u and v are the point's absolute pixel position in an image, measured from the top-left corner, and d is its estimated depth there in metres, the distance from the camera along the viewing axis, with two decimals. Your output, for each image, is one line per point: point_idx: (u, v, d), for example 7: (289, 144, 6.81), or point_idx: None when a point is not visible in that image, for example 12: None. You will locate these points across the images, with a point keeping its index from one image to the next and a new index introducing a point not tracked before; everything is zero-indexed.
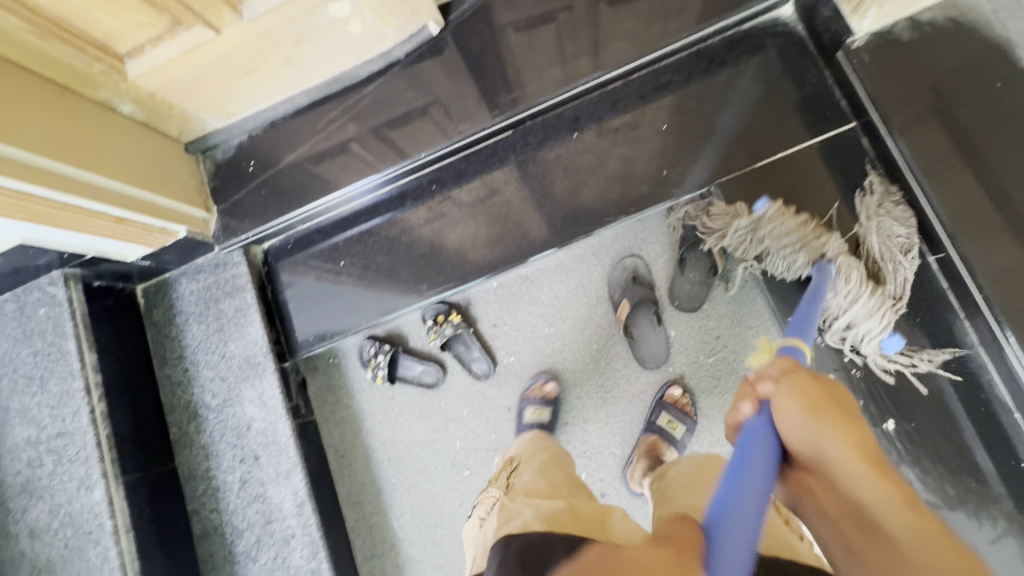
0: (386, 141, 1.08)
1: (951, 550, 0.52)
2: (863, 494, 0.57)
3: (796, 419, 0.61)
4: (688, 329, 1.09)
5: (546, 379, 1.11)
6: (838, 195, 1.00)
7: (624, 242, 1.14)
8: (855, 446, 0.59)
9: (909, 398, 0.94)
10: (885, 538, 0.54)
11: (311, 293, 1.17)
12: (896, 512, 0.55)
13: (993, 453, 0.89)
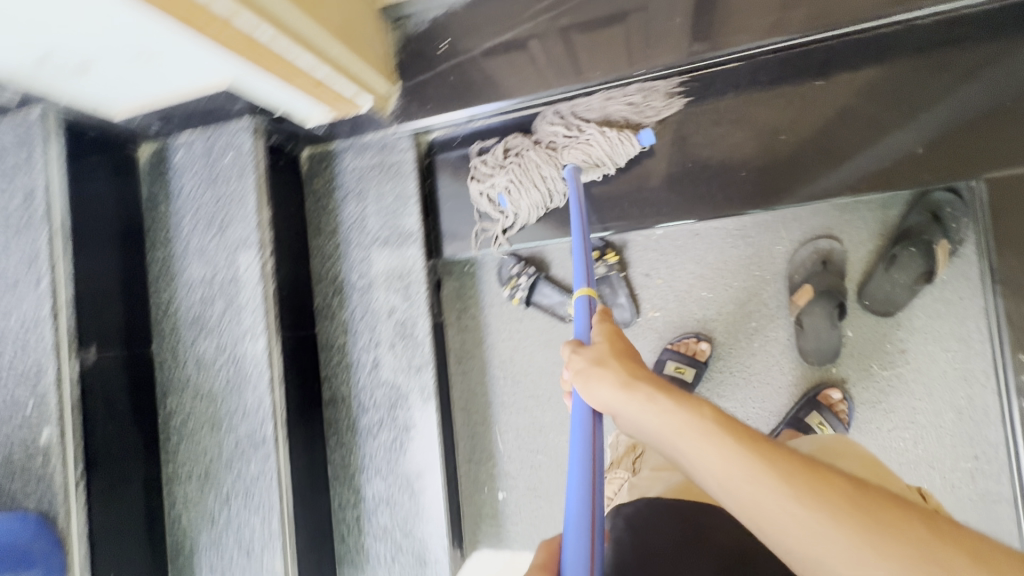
0: (596, 46, 0.95)
1: (741, 442, 0.53)
2: (652, 423, 0.60)
3: (586, 386, 0.68)
4: (869, 334, 0.99)
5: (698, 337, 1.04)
6: None
7: (823, 220, 1.01)
8: (617, 382, 0.65)
9: None
10: (689, 467, 0.55)
11: (467, 196, 1.11)
12: (675, 425, 0.58)
13: None
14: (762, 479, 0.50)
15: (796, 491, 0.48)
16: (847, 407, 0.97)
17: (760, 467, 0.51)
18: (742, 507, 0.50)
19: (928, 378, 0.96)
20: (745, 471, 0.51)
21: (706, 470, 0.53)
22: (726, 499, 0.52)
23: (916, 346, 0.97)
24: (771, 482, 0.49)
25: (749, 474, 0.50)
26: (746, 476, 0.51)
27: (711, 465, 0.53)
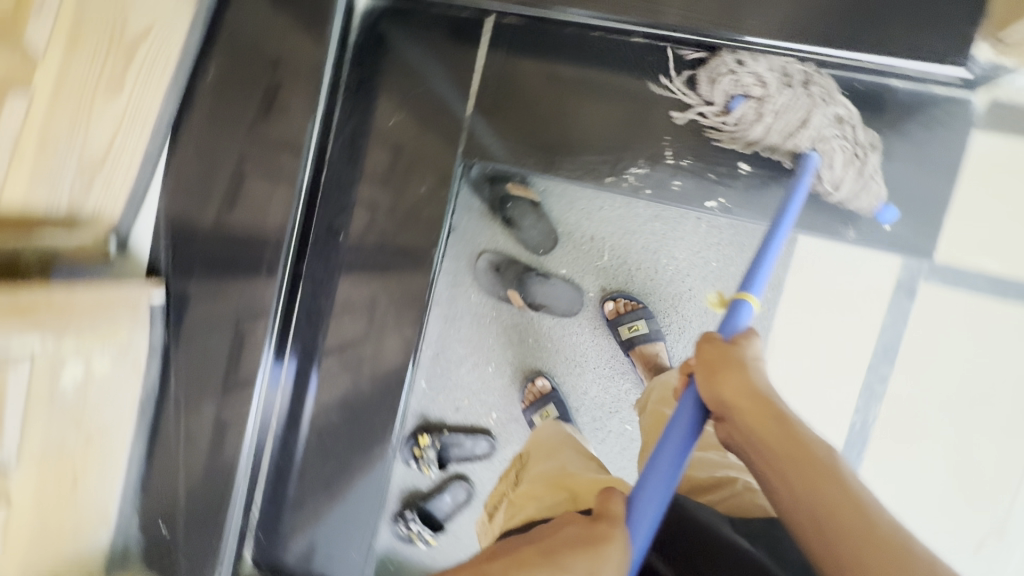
0: (229, 394, 1.04)
1: (859, 508, 0.48)
2: (769, 445, 0.54)
3: (706, 385, 0.62)
4: (569, 258, 1.10)
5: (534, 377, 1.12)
6: (555, 70, 1.00)
7: (463, 254, 1.14)
8: (751, 390, 0.58)
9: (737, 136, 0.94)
10: (790, 494, 0.51)
11: (315, 545, 1.13)
12: (798, 457, 0.52)
13: None
14: (871, 548, 0.45)
15: (852, 519, 0.47)
16: (625, 298, 1.07)
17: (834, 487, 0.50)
18: (793, 505, 0.50)
19: (625, 227, 1.07)
20: (819, 487, 0.50)
21: (779, 457, 0.53)
22: (780, 490, 0.52)
23: (592, 228, 1.08)
24: (833, 503, 0.48)
25: (825, 485, 0.50)
26: (815, 486, 0.50)
27: (791, 459, 0.52)
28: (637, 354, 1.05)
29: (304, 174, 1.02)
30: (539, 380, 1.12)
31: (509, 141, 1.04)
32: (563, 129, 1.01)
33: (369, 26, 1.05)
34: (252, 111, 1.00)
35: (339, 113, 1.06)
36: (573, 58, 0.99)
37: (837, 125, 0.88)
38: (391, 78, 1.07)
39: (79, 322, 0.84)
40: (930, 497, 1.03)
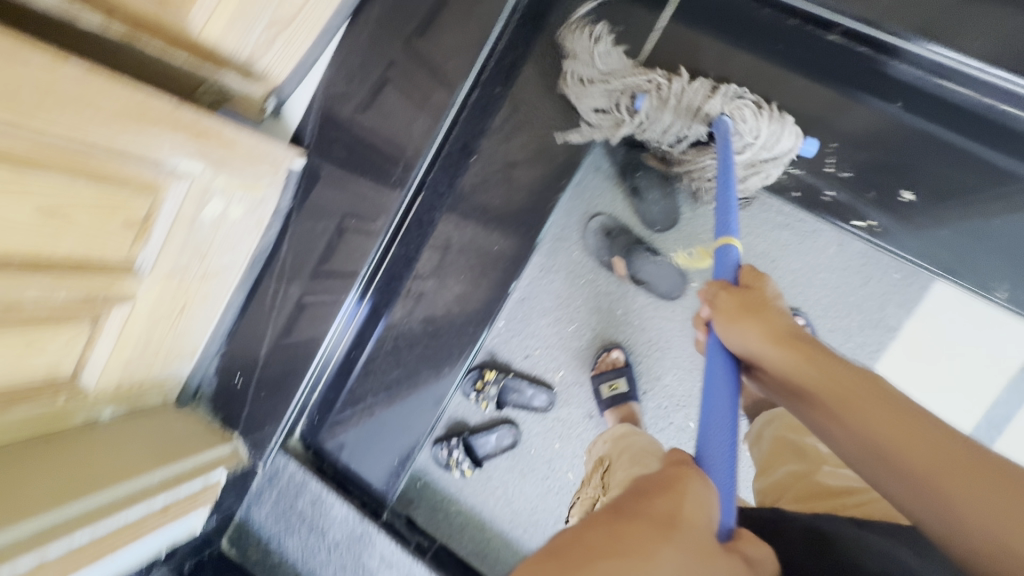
0: (328, 277, 1.08)
1: (956, 464, 0.49)
2: (821, 397, 0.58)
3: (730, 333, 0.67)
4: (683, 243, 1.10)
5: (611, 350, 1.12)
6: (739, 53, 0.99)
7: (578, 210, 1.15)
8: (768, 336, 0.64)
9: (906, 161, 0.94)
10: (857, 459, 0.55)
11: (359, 441, 1.18)
12: (859, 414, 0.55)
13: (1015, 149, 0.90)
14: (965, 502, 0.47)
15: (956, 478, 0.48)
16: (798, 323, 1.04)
17: (928, 454, 0.50)
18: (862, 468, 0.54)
19: (751, 227, 1.06)
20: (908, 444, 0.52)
21: (858, 434, 0.54)
22: (891, 484, 0.52)
23: (716, 221, 1.07)
24: (925, 468, 0.50)
25: (916, 447, 0.51)
26: (908, 442, 0.51)
27: (879, 423, 0.54)
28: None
29: (461, 91, 1.02)
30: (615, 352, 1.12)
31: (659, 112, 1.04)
32: None
33: None
34: (412, 25, 1.01)
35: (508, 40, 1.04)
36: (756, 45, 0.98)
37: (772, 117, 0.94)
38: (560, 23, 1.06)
39: (233, 164, 0.89)
40: None
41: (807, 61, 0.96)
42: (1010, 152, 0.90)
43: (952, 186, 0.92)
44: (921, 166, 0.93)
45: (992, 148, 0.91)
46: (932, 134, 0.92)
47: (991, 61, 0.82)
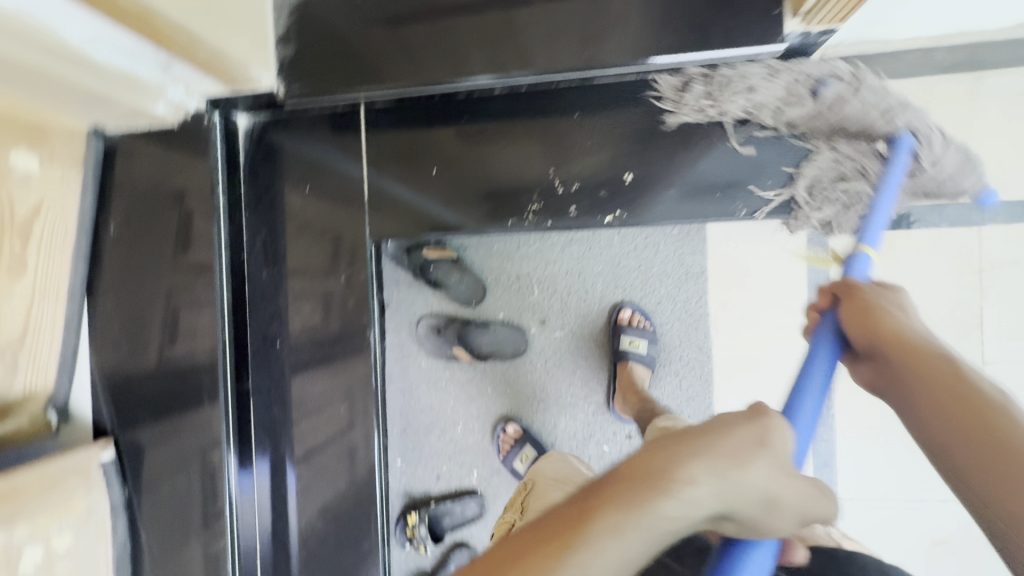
0: (205, 532, 1.02)
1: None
2: (929, 402, 0.58)
3: (853, 326, 0.67)
4: (502, 301, 1.14)
5: (504, 425, 1.13)
6: (442, 137, 1.05)
7: (403, 325, 1.17)
8: (907, 339, 0.63)
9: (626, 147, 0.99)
10: (953, 463, 0.54)
11: None
12: (965, 430, 0.54)
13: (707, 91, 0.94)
14: None
15: None
16: (639, 313, 1.10)
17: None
18: (952, 465, 0.55)
19: (546, 258, 1.11)
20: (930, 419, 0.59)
21: (940, 391, 0.58)
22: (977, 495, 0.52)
23: (517, 268, 1.13)
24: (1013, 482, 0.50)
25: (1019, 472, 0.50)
26: (1008, 465, 0.51)
27: (937, 389, 0.58)
28: (625, 368, 1.07)
29: (222, 298, 1.03)
30: (511, 426, 1.13)
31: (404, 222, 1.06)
32: (460, 192, 1.04)
33: (255, 141, 1.09)
34: (169, 245, 1.02)
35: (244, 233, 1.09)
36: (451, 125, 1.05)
37: (828, 73, 0.91)
38: (292, 172, 1.09)
39: (26, 510, 0.82)
40: None
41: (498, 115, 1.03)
42: (711, 103, 0.94)
43: (674, 157, 0.98)
44: (640, 149, 0.99)
45: (691, 109, 0.95)
46: (635, 120, 0.98)
47: (623, 54, 0.90)
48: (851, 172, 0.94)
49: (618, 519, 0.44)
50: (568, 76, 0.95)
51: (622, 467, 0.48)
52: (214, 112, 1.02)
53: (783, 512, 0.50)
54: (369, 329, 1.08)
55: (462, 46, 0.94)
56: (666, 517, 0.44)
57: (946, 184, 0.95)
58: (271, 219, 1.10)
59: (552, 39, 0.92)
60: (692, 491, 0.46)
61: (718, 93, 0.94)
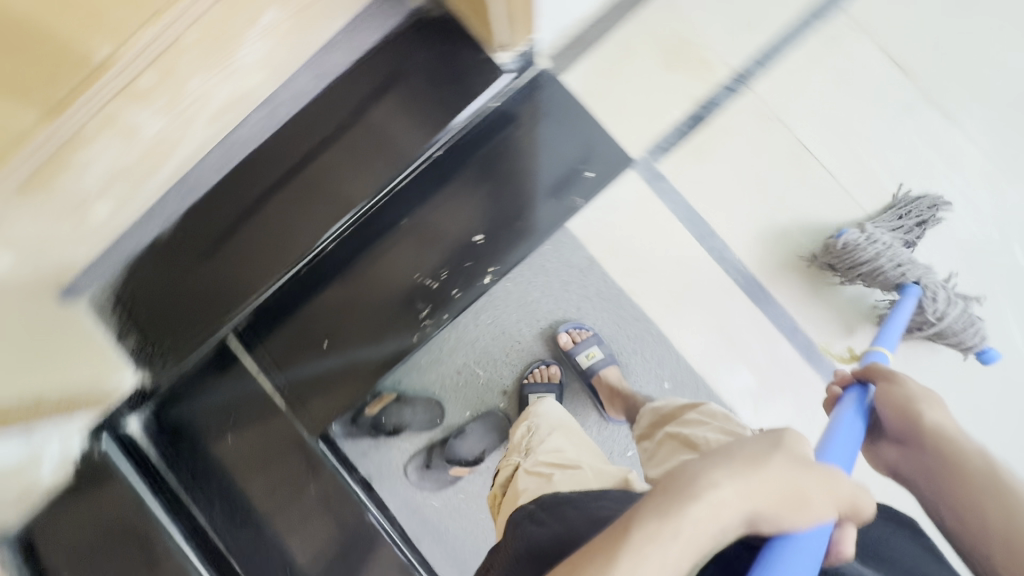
0: None
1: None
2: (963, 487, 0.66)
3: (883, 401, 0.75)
4: (461, 400, 1.14)
5: (541, 362, 1.14)
6: (314, 311, 1.06)
7: (395, 483, 1.14)
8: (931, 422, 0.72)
9: (464, 214, 1.07)
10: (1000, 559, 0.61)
11: None
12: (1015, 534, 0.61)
13: (490, 134, 1.06)
14: None
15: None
16: (575, 328, 1.14)
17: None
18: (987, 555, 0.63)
19: (468, 341, 1.14)
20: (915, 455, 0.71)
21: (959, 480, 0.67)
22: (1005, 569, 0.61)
23: (453, 364, 1.14)
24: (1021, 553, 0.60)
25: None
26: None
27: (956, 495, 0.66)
28: (598, 380, 1.11)
29: None
30: (552, 365, 1.14)
31: (331, 402, 1.07)
32: (356, 341, 1.06)
33: (155, 426, 1.04)
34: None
35: (197, 518, 1.00)
36: (314, 296, 1.06)
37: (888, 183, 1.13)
38: (210, 429, 1.05)
39: None
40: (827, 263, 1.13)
41: (348, 263, 1.06)
42: (495, 141, 1.06)
43: (502, 194, 1.07)
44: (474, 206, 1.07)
45: (484, 153, 1.07)
46: (457, 187, 1.06)
47: (410, 146, 0.99)
48: (885, 273, 1.05)
49: (646, 534, 0.47)
50: (383, 190, 1.01)
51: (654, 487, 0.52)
52: (101, 437, 0.98)
53: (810, 507, 0.51)
54: (365, 508, 1.07)
55: (284, 227, 0.99)
56: (689, 526, 0.47)
57: (948, 332, 1.05)
58: (221, 484, 1.03)
59: (350, 172, 0.98)
60: (714, 501, 0.48)
61: (494, 131, 1.06)
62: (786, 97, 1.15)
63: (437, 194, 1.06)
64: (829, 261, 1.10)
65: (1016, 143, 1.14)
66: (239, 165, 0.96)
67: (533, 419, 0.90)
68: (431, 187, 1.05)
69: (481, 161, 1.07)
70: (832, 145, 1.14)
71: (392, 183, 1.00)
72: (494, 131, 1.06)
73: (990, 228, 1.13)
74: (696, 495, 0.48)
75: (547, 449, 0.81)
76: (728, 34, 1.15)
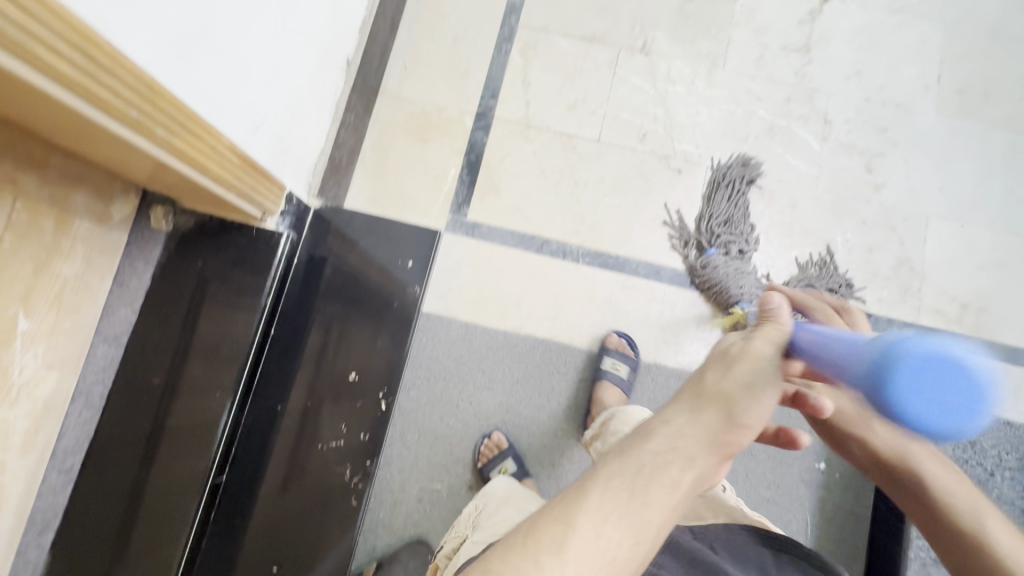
0: None
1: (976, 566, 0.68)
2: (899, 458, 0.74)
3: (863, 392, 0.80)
4: (437, 522, 1.10)
5: (487, 435, 1.12)
6: (252, 544, 0.99)
7: None
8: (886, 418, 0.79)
9: (332, 362, 1.05)
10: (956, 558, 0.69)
11: None
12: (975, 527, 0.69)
13: (312, 283, 1.08)
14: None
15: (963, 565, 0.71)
16: (624, 334, 1.17)
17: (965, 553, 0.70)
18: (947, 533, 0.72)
19: (409, 466, 1.11)
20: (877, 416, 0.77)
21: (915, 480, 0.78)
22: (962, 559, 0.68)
23: (410, 496, 1.10)
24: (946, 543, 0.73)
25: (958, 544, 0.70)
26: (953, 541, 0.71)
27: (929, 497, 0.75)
28: (601, 385, 1.12)
29: None
30: (494, 436, 1.12)
31: None
32: (306, 541, 0.99)
33: None
34: None
35: None
36: (244, 528, 0.99)
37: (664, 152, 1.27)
38: None
39: None
40: (645, 201, 1.24)
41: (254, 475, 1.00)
42: (321, 282, 1.09)
43: (354, 323, 1.07)
44: (336, 350, 1.06)
45: (319, 298, 1.08)
46: (310, 340, 1.06)
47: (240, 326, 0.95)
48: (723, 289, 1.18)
49: (715, 433, 0.60)
50: (242, 384, 0.96)
51: (719, 371, 0.64)
52: None
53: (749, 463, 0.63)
54: None
55: (167, 480, 0.91)
56: (735, 438, 0.61)
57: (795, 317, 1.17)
58: None
59: (202, 386, 0.94)
60: (764, 407, 0.62)
61: (313, 276, 1.09)
62: (524, 110, 1.29)
63: (299, 358, 1.05)
64: (674, 237, 1.23)
65: (706, 36, 1.33)
66: (94, 447, 0.91)
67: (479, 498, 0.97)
68: (290, 358, 1.05)
69: (319, 307, 1.08)
70: (582, 122, 1.28)
71: (240, 380, 0.95)
72: (314, 278, 1.09)
73: (733, 106, 1.29)
74: (752, 392, 0.61)
75: (493, 518, 0.89)
76: (452, 93, 1.30)
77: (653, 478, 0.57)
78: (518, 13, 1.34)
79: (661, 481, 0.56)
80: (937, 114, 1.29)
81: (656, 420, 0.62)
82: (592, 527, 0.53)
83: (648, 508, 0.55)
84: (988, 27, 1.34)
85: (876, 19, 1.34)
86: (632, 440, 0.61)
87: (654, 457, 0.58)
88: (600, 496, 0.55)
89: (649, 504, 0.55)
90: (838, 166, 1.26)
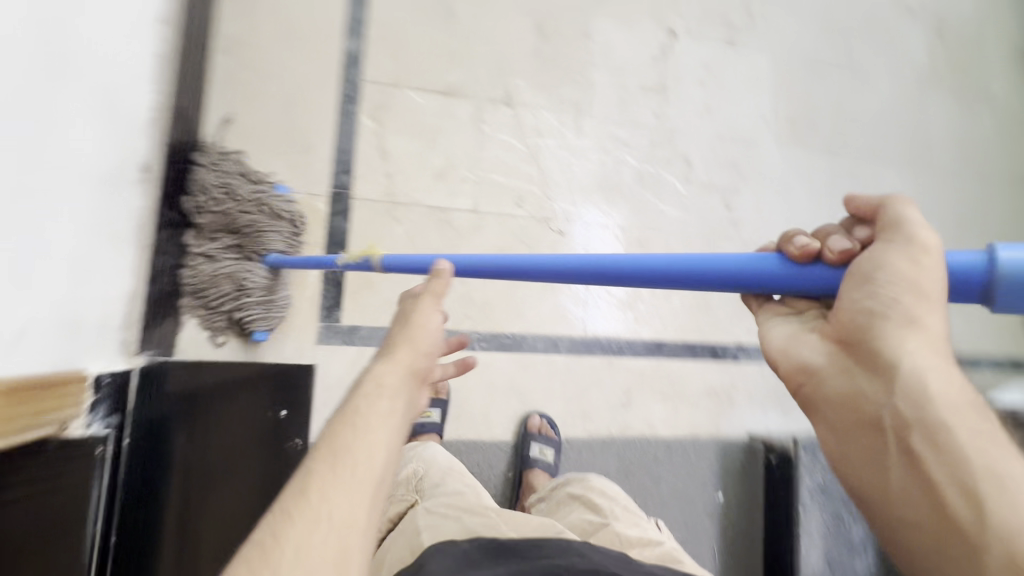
0: None
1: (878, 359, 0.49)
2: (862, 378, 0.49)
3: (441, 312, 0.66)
4: None
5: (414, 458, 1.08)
6: None
7: None
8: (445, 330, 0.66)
9: (203, 548, 0.87)
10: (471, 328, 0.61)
11: None
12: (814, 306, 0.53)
13: (151, 464, 0.85)
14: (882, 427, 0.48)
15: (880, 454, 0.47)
16: (549, 421, 1.14)
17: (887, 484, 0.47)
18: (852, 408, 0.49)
19: None
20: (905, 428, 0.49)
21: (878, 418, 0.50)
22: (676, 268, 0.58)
23: None
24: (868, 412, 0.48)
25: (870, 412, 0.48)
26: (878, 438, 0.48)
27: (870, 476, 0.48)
28: (529, 473, 1.10)
29: None
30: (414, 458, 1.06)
31: None
32: None
33: None
34: None
35: None
36: None
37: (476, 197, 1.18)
38: None
39: None
40: (531, 270, 1.19)
41: None
42: (168, 455, 0.87)
43: (218, 496, 0.89)
44: (197, 528, 0.88)
45: (167, 479, 0.87)
46: (170, 528, 0.86)
47: None
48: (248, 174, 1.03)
49: (414, 381, 0.60)
50: None
51: (415, 328, 0.63)
52: None
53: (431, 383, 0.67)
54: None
55: None
56: (421, 368, 0.62)
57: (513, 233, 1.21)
58: None
59: None
60: (438, 318, 0.66)
61: (153, 458, 0.85)
62: (386, 184, 1.13)
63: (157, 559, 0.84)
64: (566, 302, 1.21)
65: (567, 81, 1.27)
66: None
67: (420, 462, 0.98)
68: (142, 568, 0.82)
69: (164, 488, 0.86)
70: (453, 191, 1.16)
71: None
72: (156, 455, 0.86)
73: (603, 156, 1.27)
74: (424, 323, 0.64)
75: (446, 492, 0.89)
76: (294, 173, 1.09)
77: (341, 476, 0.49)
78: (358, 65, 1.15)
79: (376, 471, 0.51)
80: (776, 146, 1.40)
81: (355, 406, 0.55)
82: (343, 517, 0.46)
83: (374, 482, 0.50)
84: (806, 56, 1.45)
85: (718, 52, 1.39)
86: (328, 466, 0.49)
87: (344, 455, 0.50)
88: (343, 474, 0.49)
89: (368, 468, 0.50)
90: (702, 207, 1.32)
